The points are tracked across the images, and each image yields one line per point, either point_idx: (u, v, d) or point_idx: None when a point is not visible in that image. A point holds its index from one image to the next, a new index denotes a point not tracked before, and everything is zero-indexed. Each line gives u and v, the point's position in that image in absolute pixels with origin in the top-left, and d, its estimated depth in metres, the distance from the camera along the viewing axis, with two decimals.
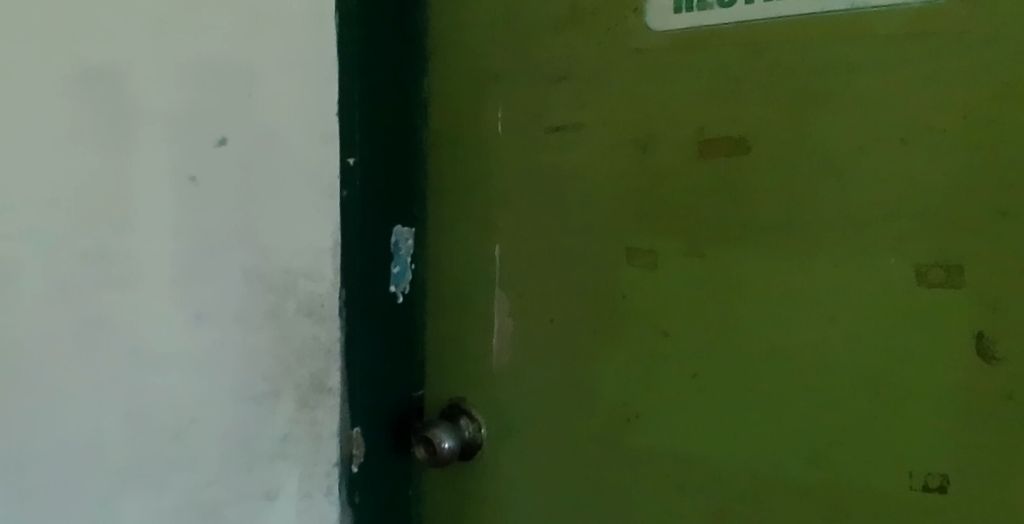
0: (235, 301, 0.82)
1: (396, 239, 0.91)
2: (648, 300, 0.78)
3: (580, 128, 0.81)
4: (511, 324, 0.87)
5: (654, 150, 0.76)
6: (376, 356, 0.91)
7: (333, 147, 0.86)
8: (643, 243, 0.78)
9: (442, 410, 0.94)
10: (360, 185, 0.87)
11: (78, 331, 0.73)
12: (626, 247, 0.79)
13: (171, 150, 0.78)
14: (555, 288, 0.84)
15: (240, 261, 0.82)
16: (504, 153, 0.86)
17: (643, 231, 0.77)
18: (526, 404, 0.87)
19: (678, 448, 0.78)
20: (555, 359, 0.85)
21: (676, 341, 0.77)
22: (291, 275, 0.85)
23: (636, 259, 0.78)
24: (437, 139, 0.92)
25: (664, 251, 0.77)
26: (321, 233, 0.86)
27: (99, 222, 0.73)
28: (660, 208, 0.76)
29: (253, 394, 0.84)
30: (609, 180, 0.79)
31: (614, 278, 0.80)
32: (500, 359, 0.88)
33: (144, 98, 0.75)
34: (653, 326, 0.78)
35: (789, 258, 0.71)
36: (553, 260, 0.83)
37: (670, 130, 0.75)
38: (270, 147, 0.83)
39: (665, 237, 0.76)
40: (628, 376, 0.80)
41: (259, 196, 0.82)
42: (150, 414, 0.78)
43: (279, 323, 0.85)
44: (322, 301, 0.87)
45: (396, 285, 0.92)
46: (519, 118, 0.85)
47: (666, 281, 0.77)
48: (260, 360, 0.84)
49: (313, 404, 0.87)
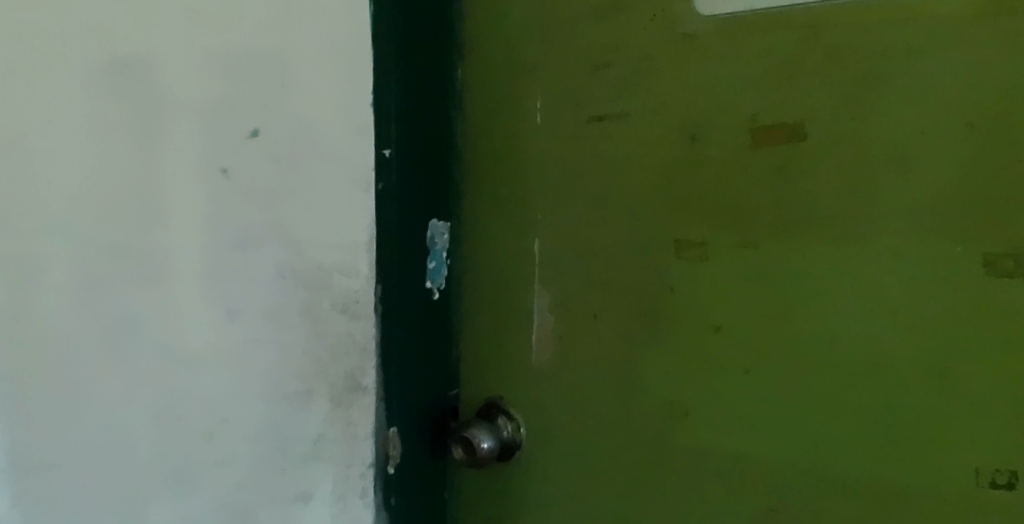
0: (268, 298, 0.80)
1: (432, 234, 0.89)
2: (695, 295, 0.75)
3: (626, 117, 0.78)
4: (550, 321, 0.85)
5: (705, 140, 0.73)
6: (413, 355, 0.88)
7: (367, 139, 0.83)
8: (693, 235, 0.75)
9: (478, 410, 0.91)
10: (396, 177, 0.84)
11: (107, 327, 0.72)
12: (675, 240, 0.76)
13: (202, 142, 0.76)
14: (598, 283, 0.81)
15: (274, 255, 0.79)
16: (543, 145, 0.83)
17: (693, 222, 0.75)
18: (566, 402, 0.85)
19: (729, 447, 0.75)
20: (598, 355, 0.82)
21: (728, 337, 0.74)
22: (326, 271, 0.82)
23: (684, 252, 0.76)
24: (472, 131, 0.89)
25: (714, 243, 0.74)
26: (355, 227, 0.83)
27: (129, 216, 0.72)
28: (711, 198, 0.74)
29: (287, 393, 0.81)
30: (656, 172, 0.76)
31: (662, 272, 0.77)
32: (540, 357, 0.86)
33: (173, 90, 0.74)
34: (704, 322, 0.75)
35: (853, 251, 0.68)
36: (595, 254, 0.81)
37: (720, 118, 0.73)
38: (305, 139, 0.80)
39: (716, 228, 0.74)
40: (677, 373, 0.77)
41: (292, 190, 0.80)
42: (182, 415, 0.76)
43: (313, 320, 0.82)
44: (357, 297, 0.84)
45: (431, 281, 0.89)
46: (559, 108, 0.82)
47: (715, 275, 0.74)
48: (294, 358, 0.82)
49: (348, 403, 0.85)
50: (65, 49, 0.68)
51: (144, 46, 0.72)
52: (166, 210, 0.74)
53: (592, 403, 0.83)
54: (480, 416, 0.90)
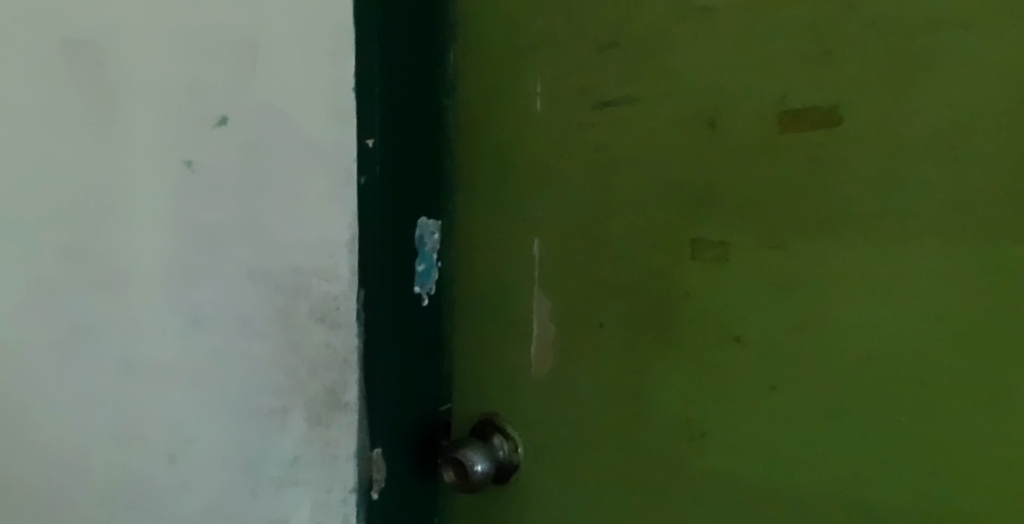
0: (237, 304, 0.73)
1: (421, 233, 0.78)
2: (710, 301, 0.67)
3: (635, 103, 0.70)
4: (551, 329, 0.77)
5: (725, 126, 0.65)
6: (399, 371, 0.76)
7: (349, 125, 0.73)
8: (712, 233, 0.66)
9: (471, 427, 0.83)
10: (380, 169, 0.72)
11: (61, 334, 0.69)
12: (690, 239, 0.67)
13: (165, 134, 0.70)
14: (603, 287, 0.73)
15: (243, 258, 0.72)
16: (543, 134, 0.75)
17: (712, 220, 0.66)
18: (566, 418, 0.77)
19: (750, 474, 0.66)
20: (602, 368, 0.74)
21: (751, 350, 0.65)
22: (302, 275, 0.74)
23: (702, 253, 0.67)
24: (466, 120, 0.81)
25: (736, 243, 0.65)
26: (336, 224, 0.73)
27: (88, 212, 0.69)
28: (732, 192, 0.65)
29: (258, 410, 0.74)
30: (667, 164, 0.68)
31: (676, 276, 0.69)
32: (539, 369, 0.78)
33: (133, 79, 0.69)
34: (722, 332, 0.66)
35: (901, 254, 0.58)
36: (600, 255, 0.73)
37: (743, 101, 0.64)
38: (278, 127, 0.72)
39: (738, 225, 0.65)
40: (692, 390, 0.69)
41: (265, 185, 0.72)
42: (143, 431, 0.73)
43: (288, 329, 0.74)
44: (337, 304, 0.74)
45: (420, 286, 0.78)
46: (561, 94, 0.74)
47: (736, 279, 0.65)
48: (266, 371, 0.74)
49: (327, 422, 0.76)
50: (25, 40, 0.66)
51: (98, 33, 0.67)
52: (126, 209, 0.70)
53: (596, 420, 0.75)
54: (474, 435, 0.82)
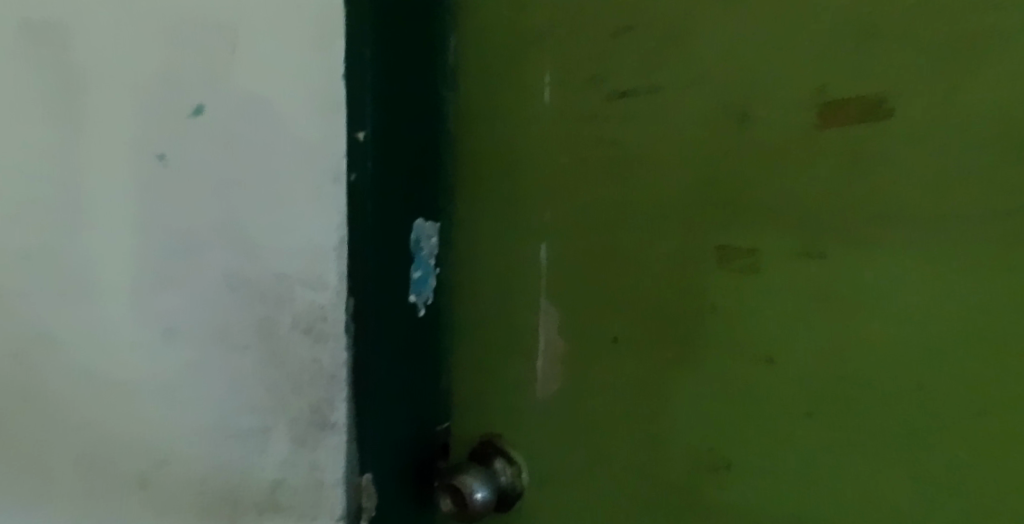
0: (213, 312, 0.66)
1: (417, 235, 0.71)
2: (734, 317, 0.60)
3: (654, 93, 0.62)
4: (559, 344, 0.70)
5: (758, 119, 0.57)
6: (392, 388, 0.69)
7: (339, 116, 0.65)
8: (741, 240, 0.59)
9: (471, 450, 0.76)
10: (371, 167, 0.64)
11: (23, 343, 0.66)
12: (718, 246, 0.60)
13: (135, 125, 0.65)
14: (617, 299, 0.66)
15: (220, 261, 0.66)
16: (552, 129, 0.68)
17: (739, 225, 0.59)
18: (572, 442, 0.70)
19: (778, 512, 0.59)
20: (615, 388, 0.67)
21: (783, 373, 0.57)
22: (286, 282, 0.66)
23: (730, 261, 0.59)
24: (468, 113, 0.74)
25: (770, 250, 0.57)
26: (323, 226, 0.66)
27: (52, 211, 0.65)
28: (765, 195, 0.57)
29: (236, 428, 0.67)
30: (690, 162, 0.61)
31: (697, 289, 0.61)
32: (546, 389, 0.71)
33: (102, 68, 0.65)
34: (751, 352, 0.59)
35: (966, 271, 0.50)
36: (613, 264, 0.66)
37: (777, 90, 0.56)
38: (260, 120, 0.65)
39: (771, 232, 0.57)
40: (716, 417, 0.61)
41: (245, 181, 0.66)
42: (112, 455, 0.67)
43: (269, 341, 0.67)
44: (323, 314, 0.66)
45: (416, 295, 0.71)
46: (572, 84, 0.67)
47: (767, 292, 0.58)
48: (245, 387, 0.67)
49: (313, 443, 0.68)
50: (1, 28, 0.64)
51: (71, 19, 0.64)
52: (91, 208, 0.66)
53: (607, 447, 0.68)
54: (473, 459, 0.75)
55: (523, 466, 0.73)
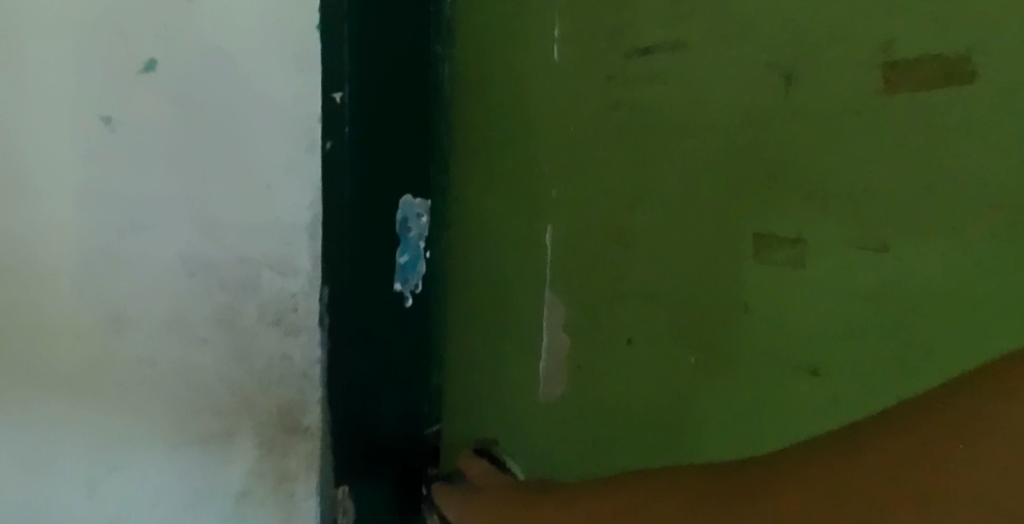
0: (170, 302, 0.57)
1: (404, 214, 0.62)
2: (769, 320, 0.49)
3: (681, 48, 0.52)
4: (564, 342, 0.61)
5: (805, 79, 0.47)
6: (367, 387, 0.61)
7: (311, 76, 0.57)
8: (783, 226, 0.48)
9: (462, 455, 0.67)
10: (349, 133, 0.56)
11: None
12: (756, 234, 0.49)
13: (73, 75, 0.53)
14: (629, 292, 0.57)
15: (177, 242, 0.56)
16: (562, 91, 0.59)
17: (784, 208, 0.48)
18: (574, 453, 0.61)
19: None
20: (627, 396, 0.57)
21: (829, 390, 0.47)
22: (252, 268, 0.58)
23: (771, 254, 0.49)
24: (467, 74, 0.64)
25: (820, 240, 0.47)
26: (293, 205, 0.58)
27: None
28: (812, 171, 0.47)
29: (196, 433, 0.59)
30: (722, 130, 0.51)
31: (728, 283, 0.51)
32: (550, 392, 0.62)
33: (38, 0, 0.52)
34: (793, 361, 0.48)
35: None
36: (627, 250, 0.56)
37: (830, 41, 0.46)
38: (220, 77, 0.56)
39: (824, 217, 0.47)
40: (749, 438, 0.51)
41: (204, 149, 0.56)
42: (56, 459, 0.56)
43: (232, 335, 0.58)
44: (294, 305, 0.59)
45: (402, 283, 0.63)
46: (585, 38, 0.57)
47: (812, 291, 0.47)
48: (206, 386, 0.58)
49: (282, 450, 0.61)
50: None
51: None
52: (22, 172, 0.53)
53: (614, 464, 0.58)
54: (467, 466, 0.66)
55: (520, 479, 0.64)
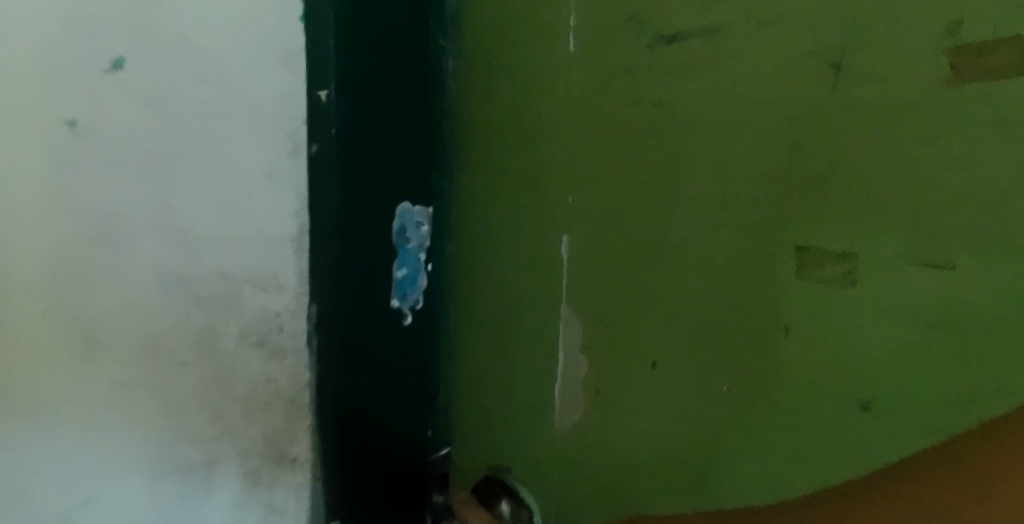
0: (147, 324, 0.51)
1: (401, 224, 0.56)
2: (808, 346, 0.43)
3: (712, 35, 0.45)
4: (581, 366, 0.54)
5: (857, 69, 0.40)
6: (364, 414, 0.56)
7: (297, 74, 0.52)
8: (830, 239, 0.42)
9: (473, 485, 0.62)
10: (336, 134, 0.51)
11: None
12: (800, 248, 0.43)
13: (39, 71, 0.46)
14: (654, 313, 0.50)
15: (153, 258, 0.51)
16: (578, 85, 0.52)
17: (835, 219, 0.42)
18: (591, 486, 0.55)
19: None
20: (649, 425, 0.51)
21: (886, 430, 0.41)
22: (234, 285, 0.53)
23: (818, 270, 0.43)
24: (472, 68, 0.58)
25: (872, 256, 0.41)
26: (277, 215, 0.53)
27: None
28: (860, 175, 0.41)
29: (175, 467, 0.53)
30: (761, 129, 0.44)
31: (770, 304, 0.45)
32: (566, 419, 0.55)
33: None
34: (845, 394, 0.42)
35: None
36: (653, 265, 0.49)
37: (887, 26, 0.39)
38: (197, 75, 0.50)
39: (885, 231, 0.40)
40: (788, 480, 0.44)
41: (180, 154, 0.50)
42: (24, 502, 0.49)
43: (212, 358, 0.53)
44: (279, 324, 0.54)
45: (400, 298, 0.57)
46: (603, 24, 0.51)
47: (852, 310, 0.42)
48: (186, 415, 0.53)
49: (270, 481, 0.56)
50: None
51: None
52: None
53: (628, 497, 0.53)
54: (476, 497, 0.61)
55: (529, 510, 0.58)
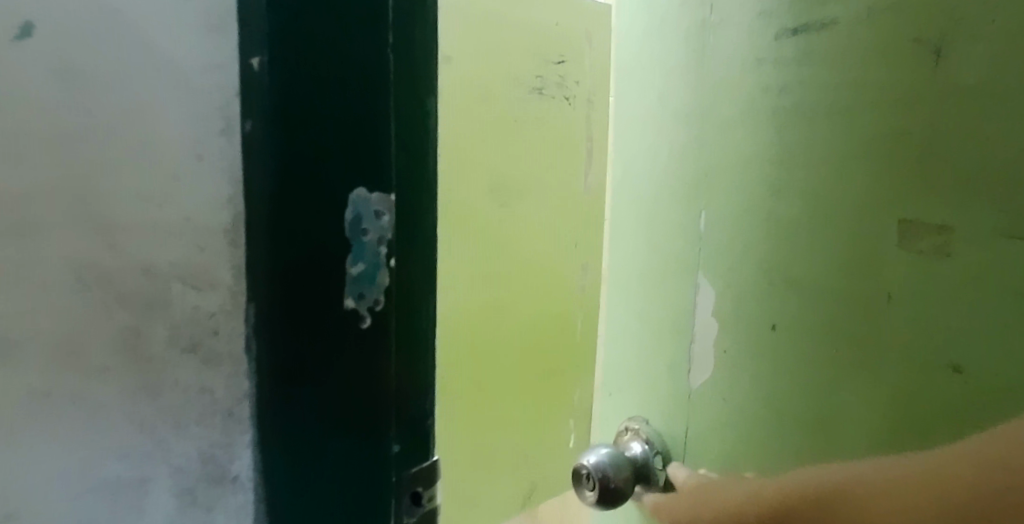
0: (66, 322, 0.45)
1: (355, 212, 0.48)
2: (929, 321, 0.50)
3: (831, 27, 0.54)
4: (713, 326, 0.64)
5: (952, 58, 0.48)
6: (300, 420, 0.48)
7: (226, 37, 0.45)
8: (928, 215, 0.50)
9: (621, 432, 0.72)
10: (266, 109, 0.45)
11: None
12: (896, 221, 0.51)
13: None
14: (829, 287, 0.55)
15: (68, 250, 0.44)
16: (768, 90, 0.58)
17: (897, 189, 0.51)
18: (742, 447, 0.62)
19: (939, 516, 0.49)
20: (793, 400, 0.58)
21: (976, 387, 0.48)
22: (162, 280, 0.46)
23: (913, 238, 0.50)
24: None
25: (964, 222, 0.48)
26: (206, 198, 0.46)
27: None
28: (936, 169, 0.49)
29: (103, 479, 0.47)
30: (909, 122, 0.50)
31: (874, 285, 0.53)
32: (697, 377, 0.66)
33: None
34: (937, 362, 0.50)
35: None
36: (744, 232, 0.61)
37: (970, 27, 0.47)
38: (109, 40, 0.44)
39: (924, 192, 0.50)
40: (869, 442, 0.54)
41: (92, 129, 0.44)
42: None
43: (136, 363, 0.46)
44: (215, 327, 0.47)
45: (354, 297, 0.49)
46: (766, 39, 0.58)
47: (986, 299, 0.47)
48: (110, 426, 0.46)
49: (205, 501, 0.49)
50: None
51: None
52: None
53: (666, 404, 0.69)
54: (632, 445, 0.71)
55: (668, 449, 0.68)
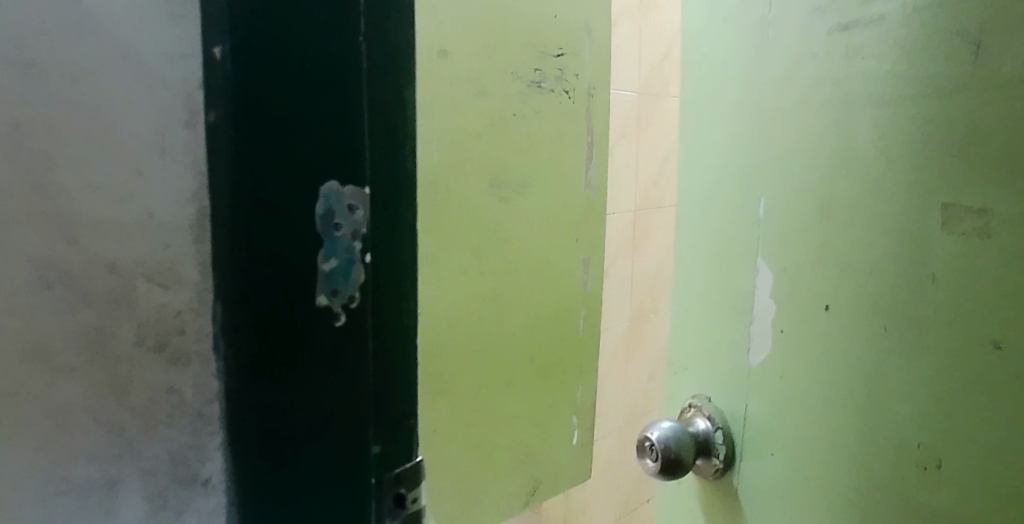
0: (35, 322, 0.43)
1: (326, 206, 0.47)
2: (960, 298, 0.53)
3: (877, 22, 0.56)
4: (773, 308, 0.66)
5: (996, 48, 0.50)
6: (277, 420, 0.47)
7: (188, 28, 0.44)
8: (966, 199, 0.52)
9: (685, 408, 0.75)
10: (232, 102, 0.44)
11: None
12: (941, 203, 0.53)
13: None
14: (864, 267, 0.58)
15: (30, 247, 0.43)
16: (833, 80, 0.59)
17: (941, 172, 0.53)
18: (802, 429, 0.64)
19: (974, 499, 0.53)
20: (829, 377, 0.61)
21: (1012, 363, 0.50)
22: (127, 278, 0.45)
23: (955, 221, 0.53)
24: None
25: (1000, 205, 0.50)
26: (170, 192, 0.45)
27: None
28: (971, 154, 0.52)
29: (70, 484, 0.45)
30: (965, 106, 0.52)
31: (909, 263, 0.56)
32: (758, 356, 0.67)
33: None
34: (975, 338, 0.52)
35: None
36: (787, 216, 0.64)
37: (1009, 22, 0.49)
38: (69, 29, 0.42)
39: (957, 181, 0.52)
40: (900, 409, 0.57)
41: (55, 120, 0.42)
42: None
43: (103, 363, 0.45)
44: (182, 325, 0.46)
45: (327, 294, 0.47)
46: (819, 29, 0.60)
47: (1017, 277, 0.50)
48: (78, 428, 0.45)
49: (178, 504, 0.47)
50: None
51: None
52: None
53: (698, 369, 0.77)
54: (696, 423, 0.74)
55: (728, 423, 0.71)
